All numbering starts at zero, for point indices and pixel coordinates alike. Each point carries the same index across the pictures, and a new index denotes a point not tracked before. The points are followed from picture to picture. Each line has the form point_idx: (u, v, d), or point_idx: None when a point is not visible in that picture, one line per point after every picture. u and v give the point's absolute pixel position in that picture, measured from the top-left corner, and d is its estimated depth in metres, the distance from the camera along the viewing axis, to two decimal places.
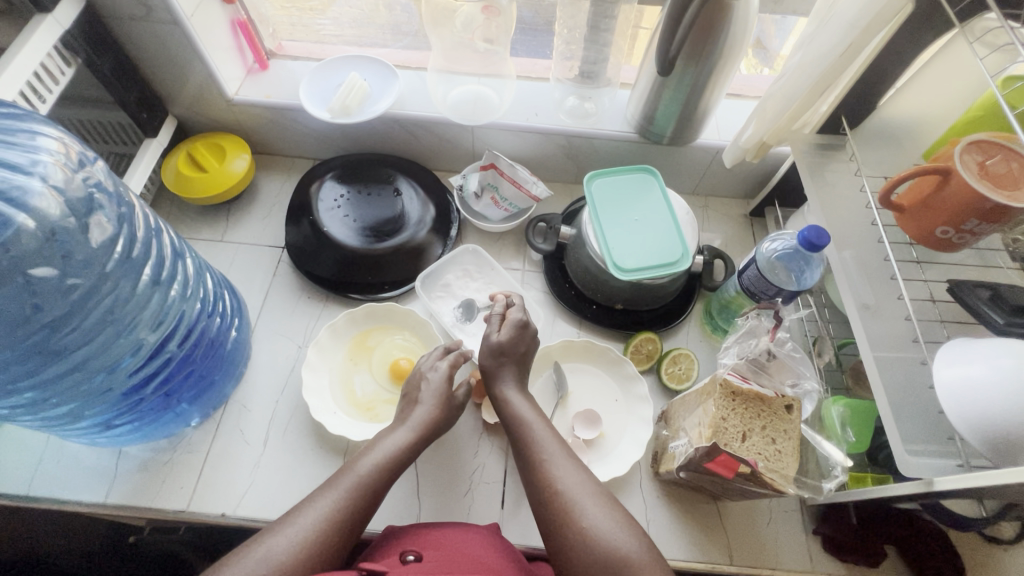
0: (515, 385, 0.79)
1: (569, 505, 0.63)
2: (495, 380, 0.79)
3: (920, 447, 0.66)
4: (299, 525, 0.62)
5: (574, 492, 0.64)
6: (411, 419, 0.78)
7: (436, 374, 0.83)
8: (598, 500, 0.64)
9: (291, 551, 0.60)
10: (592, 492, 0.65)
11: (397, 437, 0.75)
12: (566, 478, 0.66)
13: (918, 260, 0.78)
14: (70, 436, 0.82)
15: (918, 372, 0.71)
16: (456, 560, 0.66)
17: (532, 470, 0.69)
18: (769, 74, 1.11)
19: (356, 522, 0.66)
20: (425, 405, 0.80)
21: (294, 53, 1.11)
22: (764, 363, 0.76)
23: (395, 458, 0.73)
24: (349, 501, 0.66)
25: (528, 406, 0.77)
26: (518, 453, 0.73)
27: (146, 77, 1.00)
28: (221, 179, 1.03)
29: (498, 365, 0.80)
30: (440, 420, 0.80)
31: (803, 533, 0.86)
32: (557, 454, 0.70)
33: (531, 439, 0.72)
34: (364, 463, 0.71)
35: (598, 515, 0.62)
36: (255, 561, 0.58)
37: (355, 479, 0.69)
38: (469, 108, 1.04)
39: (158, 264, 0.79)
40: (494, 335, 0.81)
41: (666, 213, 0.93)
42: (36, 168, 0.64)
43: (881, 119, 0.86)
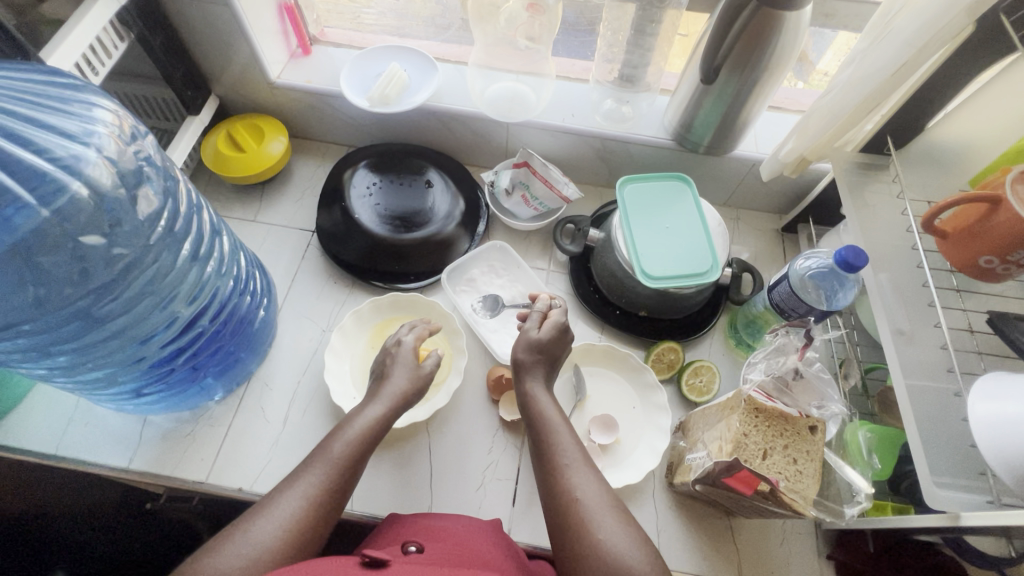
0: (544, 386, 0.79)
1: (586, 516, 0.63)
2: (523, 378, 0.79)
3: (948, 480, 0.65)
4: (284, 506, 0.62)
5: (591, 503, 0.64)
6: (382, 394, 0.77)
7: (404, 344, 0.83)
8: (615, 515, 0.63)
9: (276, 534, 0.59)
10: (608, 504, 0.64)
11: (367, 414, 0.74)
12: (586, 488, 0.66)
13: (958, 288, 0.75)
14: (100, 400, 0.84)
15: (952, 403, 0.69)
16: (456, 553, 0.67)
17: (551, 474, 0.69)
18: (803, 87, 1.08)
19: (340, 493, 0.67)
20: (397, 377, 0.79)
21: (336, 40, 1.12)
22: (790, 382, 0.75)
23: (368, 433, 0.72)
24: (332, 480, 0.66)
25: (553, 405, 0.77)
26: (540, 458, 0.72)
27: (193, 55, 1.01)
28: (258, 160, 1.05)
29: (532, 362, 0.79)
30: (412, 393, 0.79)
31: (818, 559, 0.85)
32: (578, 463, 0.69)
33: (552, 443, 0.72)
34: (338, 442, 0.70)
35: (613, 529, 0.61)
36: (240, 542, 0.57)
37: (341, 456, 0.68)
38: (506, 105, 1.04)
39: (197, 239, 0.80)
40: (534, 332, 0.81)
41: (699, 225, 0.92)
42: (91, 139, 0.66)
43: (928, 141, 0.83)
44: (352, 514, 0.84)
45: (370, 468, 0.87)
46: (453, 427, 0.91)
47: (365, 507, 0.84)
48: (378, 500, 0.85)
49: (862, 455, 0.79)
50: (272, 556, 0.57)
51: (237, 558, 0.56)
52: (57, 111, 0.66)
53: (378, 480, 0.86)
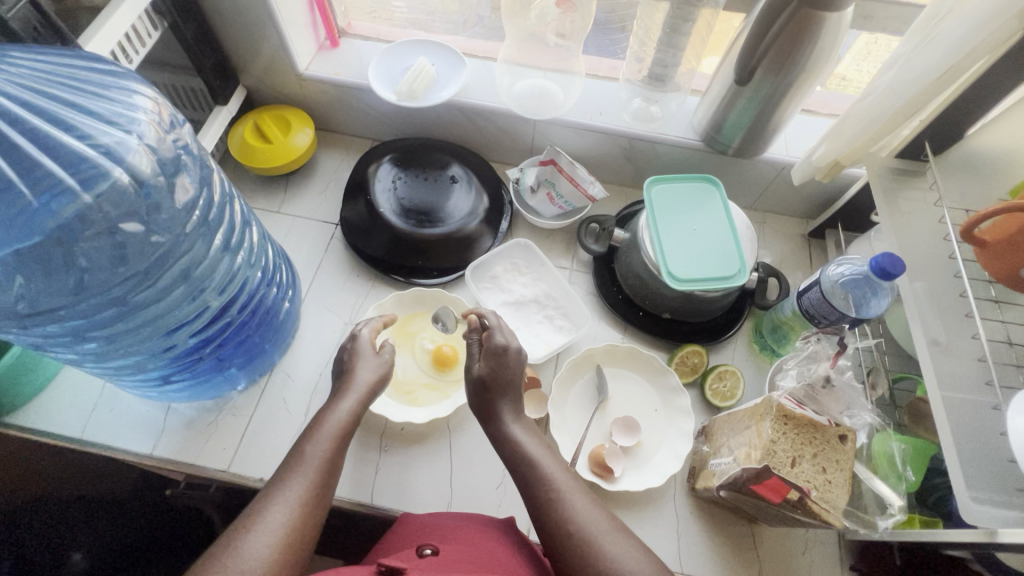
0: (514, 416, 0.73)
1: (591, 544, 0.59)
2: (495, 413, 0.73)
3: (984, 495, 0.64)
4: (273, 518, 0.59)
5: (594, 526, 0.61)
6: (353, 387, 0.75)
7: (361, 337, 0.81)
8: (624, 536, 0.60)
9: (273, 547, 0.56)
10: (613, 526, 0.61)
11: (341, 409, 0.72)
12: (586, 514, 0.62)
13: (996, 300, 0.74)
14: (126, 386, 0.84)
15: (989, 416, 0.68)
16: (474, 554, 0.66)
17: (541, 490, 0.65)
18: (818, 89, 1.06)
19: (322, 498, 0.64)
20: (364, 370, 0.77)
21: (364, 33, 1.12)
22: (819, 391, 0.73)
23: (337, 436, 0.69)
24: (318, 485, 0.64)
25: (531, 437, 0.71)
26: (524, 487, 0.67)
27: (222, 44, 1.01)
28: (284, 151, 1.05)
29: (488, 400, 0.74)
30: (379, 386, 0.77)
31: (840, 570, 0.84)
32: (573, 487, 0.65)
33: (542, 476, 0.66)
34: (314, 446, 0.67)
35: (625, 545, 0.59)
36: (231, 558, 0.54)
37: (319, 458, 0.66)
38: (534, 102, 1.03)
39: (229, 230, 0.80)
40: (473, 368, 0.76)
41: (727, 229, 0.91)
42: (133, 126, 0.67)
43: (969, 149, 0.81)
44: (372, 509, 0.84)
45: (390, 463, 0.87)
46: (473, 423, 0.90)
47: (387, 502, 0.84)
48: (399, 495, 0.85)
49: (895, 466, 0.75)
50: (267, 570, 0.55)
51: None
52: (97, 97, 0.66)
53: (398, 475, 0.86)
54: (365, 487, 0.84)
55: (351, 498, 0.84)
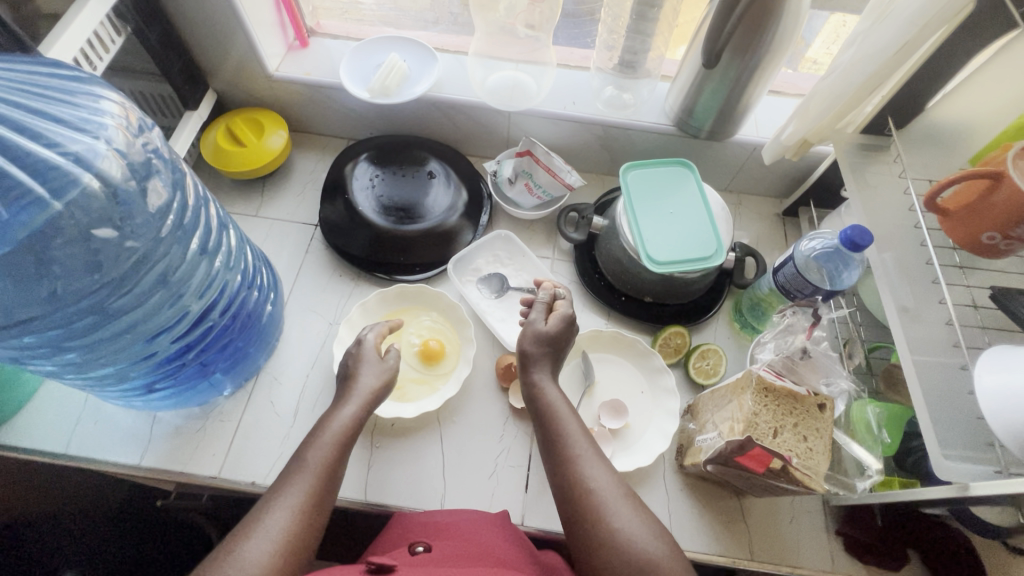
0: (551, 377, 0.79)
1: (600, 504, 0.64)
2: (530, 368, 0.79)
3: (957, 452, 0.66)
4: (272, 524, 0.59)
5: (603, 490, 0.65)
6: (356, 392, 0.76)
7: (367, 343, 0.82)
8: (628, 501, 0.65)
9: (271, 553, 0.57)
10: (621, 491, 0.66)
11: (343, 414, 0.73)
12: (598, 476, 0.67)
13: (960, 265, 0.77)
14: (109, 397, 0.83)
15: (958, 376, 0.70)
16: (468, 549, 0.67)
17: (563, 465, 0.69)
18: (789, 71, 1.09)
19: (322, 500, 0.64)
20: (368, 376, 0.78)
21: (334, 32, 1.11)
22: (797, 362, 0.73)
23: (339, 440, 0.70)
24: (316, 488, 0.64)
25: (561, 397, 0.77)
26: (549, 443, 0.72)
27: (189, 48, 1.00)
28: (259, 154, 1.04)
29: (540, 354, 0.79)
30: (382, 393, 0.78)
31: (826, 535, 0.86)
32: (588, 451, 0.70)
33: (562, 433, 0.72)
34: (315, 452, 0.68)
35: (627, 514, 0.63)
36: (229, 565, 0.54)
37: (318, 465, 0.66)
38: (508, 94, 1.04)
39: (206, 233, 0.80)
40: (541, 325, 0.81)
41: (702, 210, 0.93)
42: (101, 131, 0.66)
43: (930, 121, 0.84)
44: (366, 506, 0.84)
45: (380, 459, 0.87)
46: (462, 416, 0.91)
47: (382, 497, 0.84)
48: (393, 489, 0.85)
49: (871, 431, 0.79)
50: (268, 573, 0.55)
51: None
52: (62, 103, 0.65)
53: (391, 469, 0.86)
54: (355, 485, 0.84)
55: (343, 497, 0.84)
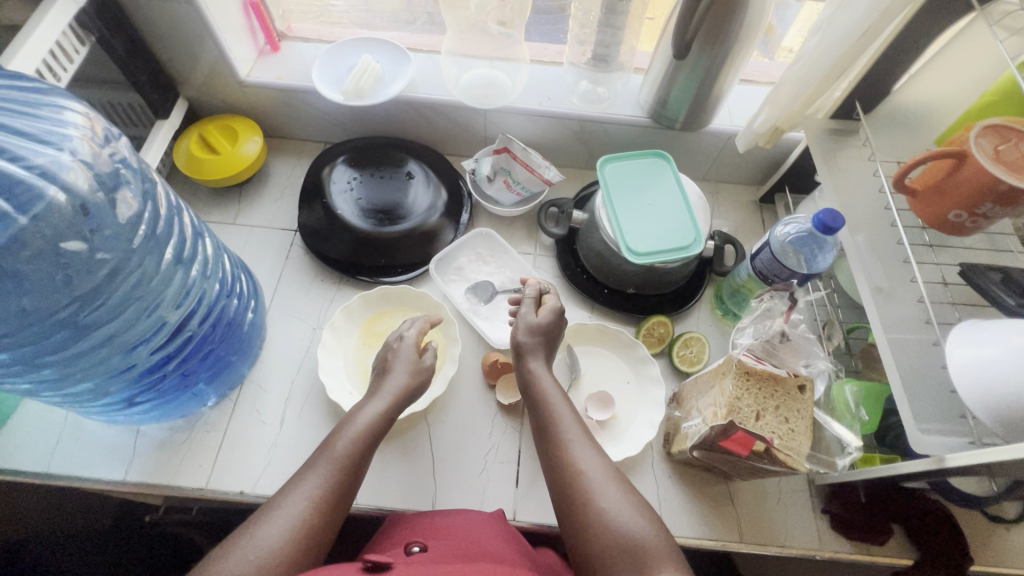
0: (545, 365, 0.79)
1: (588, 487, 0.65)
2: (523, 355, 0.80)
3: (932, 426, 0.68)
4: (289, 510, 0.61)
5: (593, 474, 0.66)
6: (384, 389, 0.76)
7: (407, 339, 0.82)
8: (618, 485, 0.65)
9: (282, 538, 0.59)
10: (611, 475, 0.66)
11: (370, 409, 0.73)
12: (587, 461, 0.68)
13: (930, 244, 0.79)
14: (90, 413, 0.82)
15: (930, 352, 0.72)
16: (464, 548, 0.67)
17: (554, 450, 0.70)
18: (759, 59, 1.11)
19: (342, 495, 0.66)
20: (397, 373, 0.78)
21: (305, 35, 1.10)
22: (777, 345, 0.77)
23: (368, 431, 0.71)
24: (334, 481, 0.66)
25: (554, 384, 0.78)
26: (540, 432, 0.74)
27: (157, 57, 0.99)
28: (234, 161, 1.03)
29: (534, 344, 0.80)
30: (413, 387, 0.78)
31: (812, 514, 0.87)
32: (579, 437, 0.71)
33: (551, 421, 0.73)
34: (342, 439, 0.69)
35: (614, 496, 0.64)
36: (244, 547, 0.57)
37: (346, 453, 0.68)
38: (482, 92, 1.04)
39: (180, 242, 0.79)
40: (532, 317, 0.81)
41: (680, 200, 0.93)
42: (65, 143, 0.65)
43: (896, 104, 0.86)
44: (356, 509, 0.84)
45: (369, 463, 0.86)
46: (450, 415, 0.91)
47: (371, 500, 0.84)
48: (383, 491, 0.85)
49: (849, 408, 0.81)
50: (269, 565, 0.57)
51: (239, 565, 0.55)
52: (25, 115, 0.64)
53: (381, 471, 0.86)
54: None
55: None
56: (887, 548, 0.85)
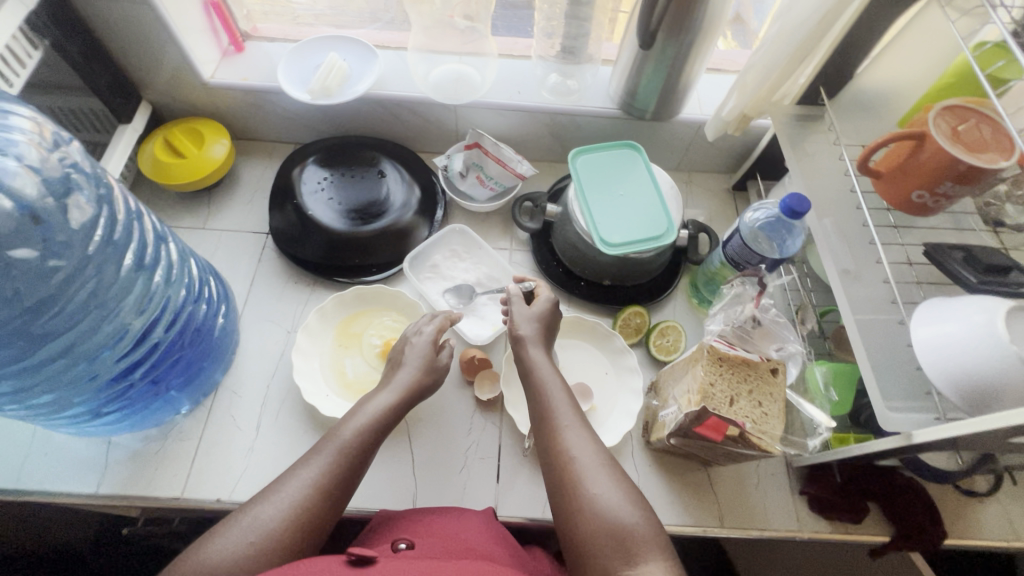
0: (544, 352, 0.77)
1: (580, 472, 0.63)
2: (522, 339, 0.78)
3: (901, 404, 0.69)
4: (287, 491, 0.61)
5: (585, 459, 0.64)
6: (394, 383, 0.75)
7: (424, 335, 0.82)
8: (609, 471, 0.63)
9: (278, 518, 0.59)
10: (604, 462, 0.64)
11: (379, 401, 0.73)
12: (579, 447, 0.66)
13: (895, 225, 0.81)
14: (57, 425, 0.81)
15: (897, 331, 0.73)
16: (453, 547, 0.66)
17: (548, 434, 0.68)
18: (726, 47, 1.11)
19: (344, 485, 0.64)
20: (408, 368, 0.77)
21: (270, 35, 1.09)
22: (750, 330, 0.78)
23: (378, 421, 0.70)
24: (337, 468, 0.64)
25: (553, 370, 0.75)
26: (537, 415, 0.72)
27: (117, 60, 0.97)
28: (201, 164, 1.01)
29: (532, 334, 0.79)
30: (426, 382, 0.78)
31: (790, 495, 0.88)
32: (575, 424, 0.68)
33: (549, 406, 0.71)
34: (349, 428, 0.68)
35: (606, 482, 0.62)
36: (241, 524, 0.58)
37: (348, 441, 0.67)
38: (452, 87, 1.03)
39: (141, 246, 0.78)
40: (524, 309, 0.81)
41: (652, 190, 0.94)
42: (11, 148, 0.64)
43: (859, 89, 0.87)
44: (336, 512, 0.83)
45: None
46: (429, 414, 0.91)
47: (352, 501, 0.83)
48: (364, 491, 0.84)
49: (820, 390, 0.83)
50: (256, 550, 0.56)
51: (231, 545, 0.56)
52: None
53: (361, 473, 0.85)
54: None
55: None
56: (865, 527, 0.86)
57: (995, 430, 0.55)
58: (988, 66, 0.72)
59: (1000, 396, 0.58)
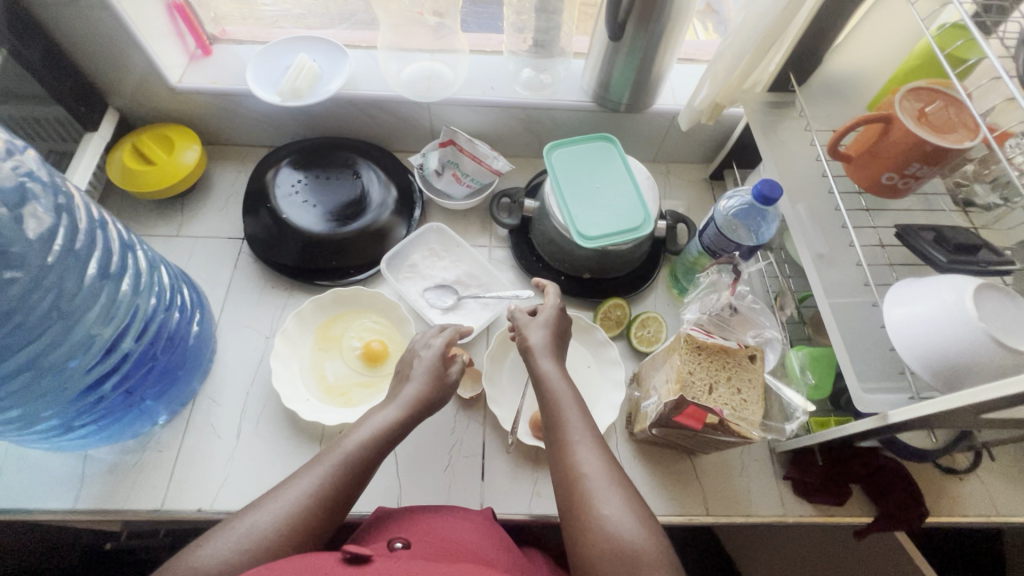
0: (555, 362, 0.74)
1: (589, 489, 0.60)
2: (532, 349, 0.76)
3: (876, 385, 0.69)
4: (283, 499, 0.60)
5: (595, 476, 0.61)
6: (400, 397, 0.73)
7: (429, 351, 0.80)
8: (620, 488, 0.60)
9: (269, 527, 0.58)
10: (614, 478, 0.61)
11: (385, 414, 0.71)
12: (590, 462, 0.62)
13: (867, 209, 0.82)
14: (29, 441, 0.79)
15: (871, 313, 0.74)
16: (448, 548, 0.64)
17: (558, 449, 0.66)
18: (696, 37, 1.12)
19: (340, 497, 0.63)
20: (416, 381, 0.76)
21: (238, 37, 1.07)
22: (727, 317, 0.79)
23: (379, 437, 0.69)
24: (334, 481, 0.63)
25: (564, 381, 0.72)
26: (547, 426, 0.69)
27: (80, 67, 0.95)
28: (172, 170, 1.00)
29: (543, 345, 0.76)
30: (433, 399, 0.76)
31: (774, 481, 0.89)
32: (587, 438, 0.65)
33: (560, 418, 0.68)
34: (352, 440, 0.67)
35: (615, 501, 0.58)
36: (232, 530, 0.57)
37: (347, 453, 0.66)
38: (424, 85, 1.02)
39: (105, 255, 0.77)
40: (525, 322, 0.80)
41: (628, 181, 0.94)
42: None
43: (828, 75, 0.88)
44: None
45: None
46: None
47: None
48: None
49: (796, 374, 0.84)
50: (240, 561, 0.55)
51: (220, 550, 0.55)
52: None
53: None
54: None
55: None
56: (849, 509, 0.87)
57: (966, 406, 0.55)
58: (947, 46, 0.73)
59: (970, 373, 0.59)
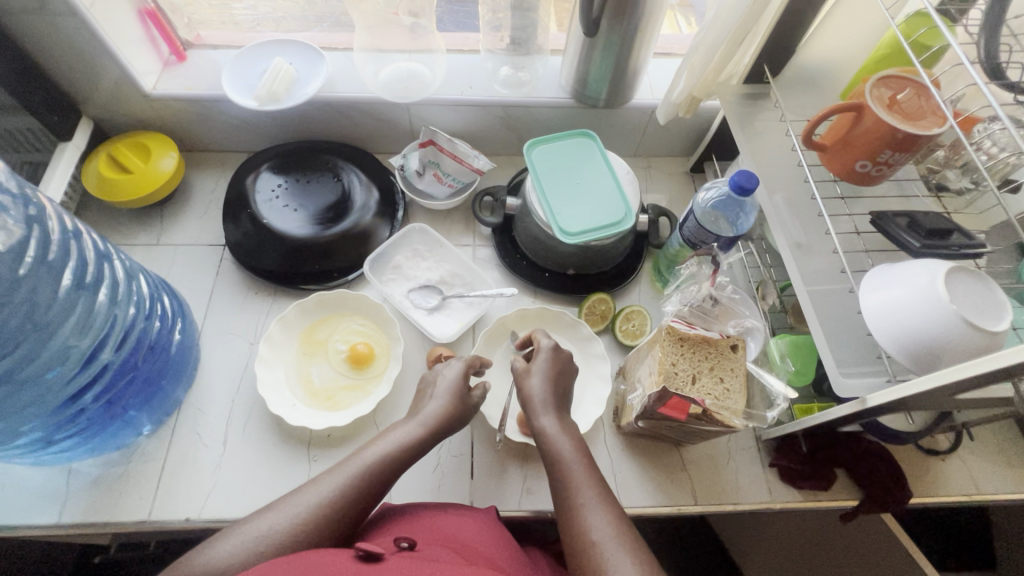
0: (557, 420, 0.72)
1: (602, 555, 0.57)
2: (532, 405, 0.74)
3: (854, 369, 0.70)
4: (301, 500, 0.61)
5: (607, 543, 0.59)
6: (422, 414, 0.72)
7: (448, 372, 0.78)
8: (633, 552, 0.57)
9: (284, 529, 0.58)
10: (628, 542, 0.58)
11: (405, 431, 0.70)
12: (601, 529, 0.60)
13: (842, 196, 0.82)
14: (11, 458, 0.77)
15: (848, 299, 0.75)
16: (454, 548, 0.64)
17: (567, 513, 0.64)
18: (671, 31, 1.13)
19: (359, 506, 0.63)
20: (437, 400, 0.74)
21: (213, 42, 1.07)
22: (709, 308, 0.80)
23: (401, 455, 0.68)
24: (353, 489, 0.63)
25: (569, 442, 0.70)
26: (556, 487, 0.67)
27: (52, 77, 0.94)
28: (149, 178, 0.99)
29: (545, 399, 0.74)
30: (455, 416, 0.74)
31: (761, 468, 0.90)
32: (595, 500, 0.63)
33: (568, 477, 0.66)
34: (372, 452, 0.67)
35: (629, 567, 0.56)
36: (248, 529, 0.58)
37: (365, 464, 0.65)
38: (403, 86, 1.02)
39: (81, 265, 0.77)
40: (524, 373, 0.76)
41: (608, 177, 0.94)
42: None
43: (800, 65, 0.89)
44: None
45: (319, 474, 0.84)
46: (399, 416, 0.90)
47: None
48: None
49: (776, 362, 0.86)
50: (252, 559, 0.56)
51: (234, 551, 0.56)
52: None
53: None
54: None
55: None
56: (834, 492, 0.88)
57: (940, 388, 0.56)
58: (911, 34, 0.75)
59: (943, 355, 0.60)
